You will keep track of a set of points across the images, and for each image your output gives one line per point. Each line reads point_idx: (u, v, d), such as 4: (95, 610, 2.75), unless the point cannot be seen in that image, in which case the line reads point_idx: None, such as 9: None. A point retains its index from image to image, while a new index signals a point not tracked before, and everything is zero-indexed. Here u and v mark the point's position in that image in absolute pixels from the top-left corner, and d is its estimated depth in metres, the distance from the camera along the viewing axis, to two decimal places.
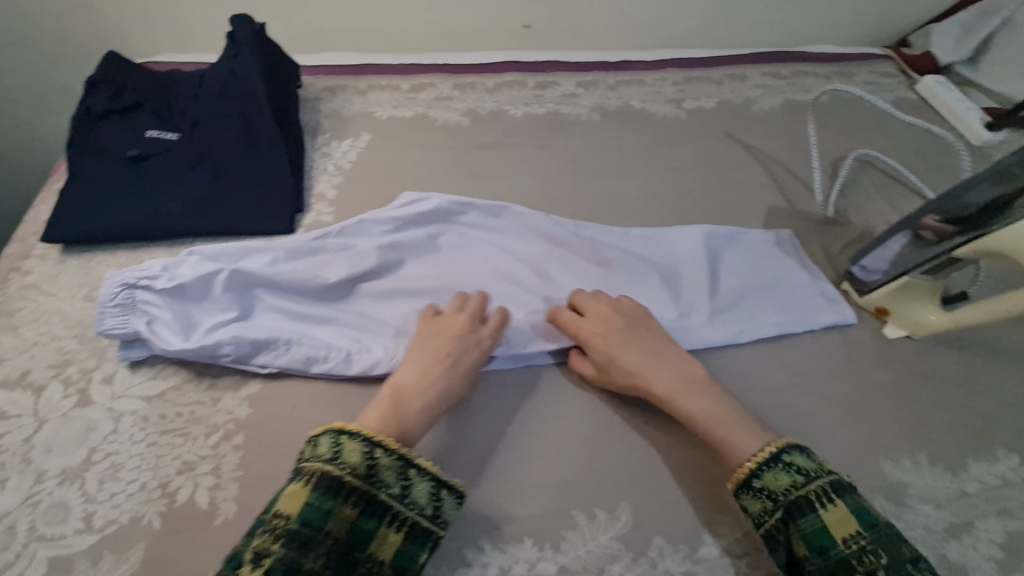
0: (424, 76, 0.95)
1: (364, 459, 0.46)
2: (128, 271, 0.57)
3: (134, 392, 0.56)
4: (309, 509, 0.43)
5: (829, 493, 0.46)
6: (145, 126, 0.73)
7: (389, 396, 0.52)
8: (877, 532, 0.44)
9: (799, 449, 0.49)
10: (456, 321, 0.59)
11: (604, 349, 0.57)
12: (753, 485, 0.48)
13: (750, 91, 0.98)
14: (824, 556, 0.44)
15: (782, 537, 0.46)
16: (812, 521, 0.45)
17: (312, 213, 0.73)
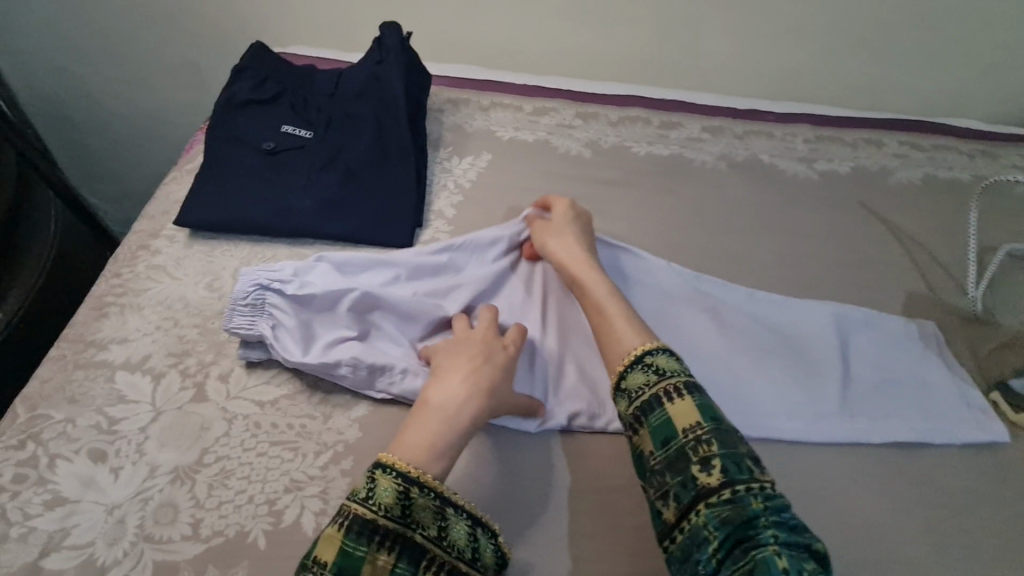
0: (547, 100, 0.93)
1: (397, 498, 0.43)
2: (261, 270, 0.57)
3: (249, 395, 0.55)
4: (346, 554, 0.40)
5: (680, 390, 0.46)
6: (281, 119, 0.73)
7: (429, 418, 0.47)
8: (717, 427, 0.44)
9: (666, 351, 0.49)
10: (478, 333, 0.55)
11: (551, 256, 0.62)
12: (619, 386, 0.49)
13: (887, 159, 0.92)
14: (665, 447, 0.44)
15: (635, 437, 0.46)
16: (659, 415, 0.45)
17: (430, 230, 0.72)
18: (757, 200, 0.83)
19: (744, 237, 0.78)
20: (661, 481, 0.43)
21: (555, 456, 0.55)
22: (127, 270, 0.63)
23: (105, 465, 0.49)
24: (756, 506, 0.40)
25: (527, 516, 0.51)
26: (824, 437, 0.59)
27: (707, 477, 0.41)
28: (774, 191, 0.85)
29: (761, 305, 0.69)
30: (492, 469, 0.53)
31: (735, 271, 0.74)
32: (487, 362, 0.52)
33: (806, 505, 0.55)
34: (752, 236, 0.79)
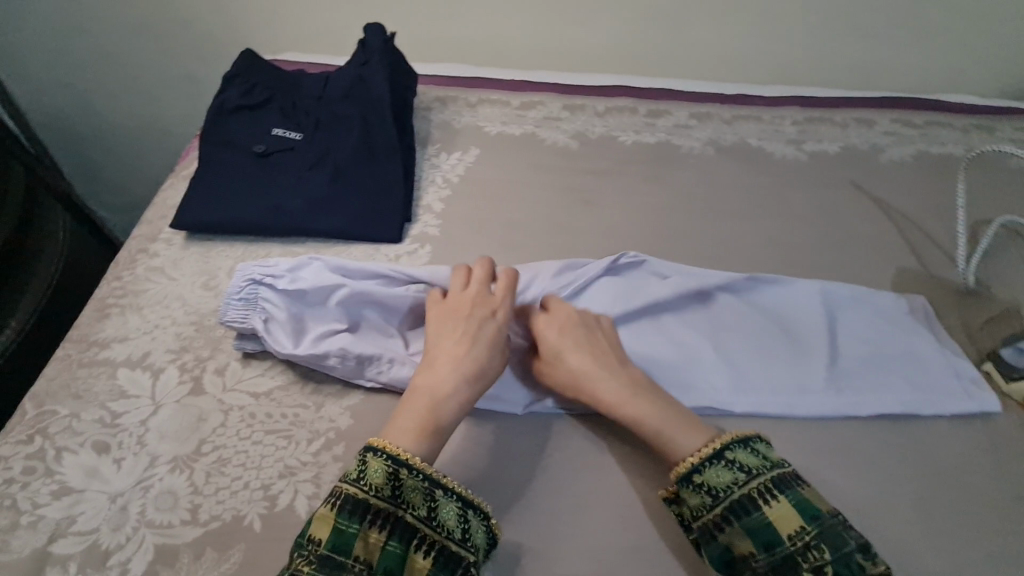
0: (534, 94, 0.94)
1: (387, 479, 0.46)
2: (255, 266, 0.59)
3: (244, 387, 0.57)
4: (339, 532, 0.43)
5: (772, 490, 0.47)
6: (273, 124, 0.76)
7: (419, 402, 0.51)
8: (822, 528, 0.45)
9: (742, 444, 0.49)
10: (467, 309, 0.56)
11: (555, 342, 0.57)
12: (693, 479, 0.48)
13: (877, 138, 0.92)
14: (770, 552, 0.45)
15: (721, 535, 0.46)
16: (758, 519, 0.46)
17: (420, 224, 0.73)
18: (745, 183, 0.84)
19: (732, 220, 0.79)
20: None
21: (543, 438, 0.56)
22: (128, 273, 0.65)
23: (108, 457, 0.51)
24: None
25: (516, 495, 0.52)
26: (807, 412, 0.59)
27: None
28: (762, 173, 0.85)
29: (755, 286, 0.67)
30: (481, 452, 0.55)
31: (724, 253, 0.75)
32: (475, 343, 0.54)
33: None
34: (740, 218, 0.79)
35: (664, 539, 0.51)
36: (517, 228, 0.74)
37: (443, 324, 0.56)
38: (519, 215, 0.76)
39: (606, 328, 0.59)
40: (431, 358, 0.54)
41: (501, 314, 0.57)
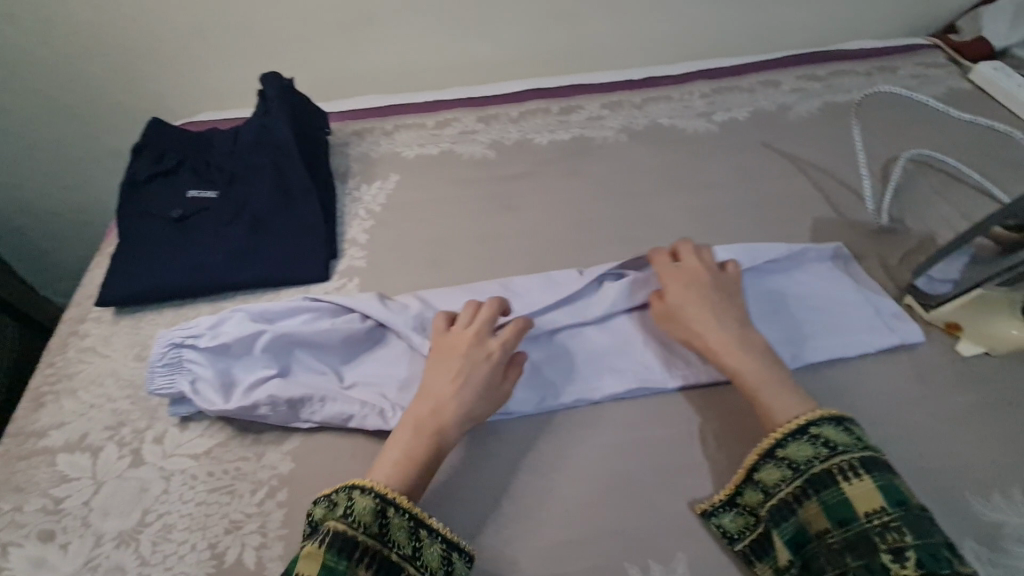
0: (449, 112, 0.95)
1: (376, 518, 0.46)
2: (176, 330, 0.59)
3: (184, 450, 0.57)
4: (326, 570, 0.42)
5: (857, 468, 0.46)
6: (188, 186, 0.77)
7: (405, 431, 0.52)
8: (907, 513, 0.43)
9: (832, 421, 0.50)
10: (464, 338, 0.56)
11: (681, 297, 0.59)
12: (776, 455, 0.50)
13: (784, 97, 0.94)
14: (845, 529, 0.45)
15: (799, 511, 0.47)
16: (834, 494, 0.46)
17: (346, 258, 0.74)
18: (661, 162, 0.85)
19: (652, 200, 0.80)
20: (842, 562, 0.44)
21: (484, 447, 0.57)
22: (60, 358, 0.66)
23: (53, 544, 0.52)
24: None
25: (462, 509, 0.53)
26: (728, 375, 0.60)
27: (900, 569, 0.41)
28: (677, 151, 0.87)
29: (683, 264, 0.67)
30: None
31: (649, 233, 0.76)
32: (467, 379, 0.54)
33: (730, 443, 0.56)
34: (660, 197, 0.80)
35: (609, 525, 0.51)
36: (443, 245, 0.75)
37: (441, 357, 0.56)
38: (444, 233, 0.77)
39: (732, 297, 0.59)
40: (426, 386, 0.54)
41: (502, 343, 0.56)
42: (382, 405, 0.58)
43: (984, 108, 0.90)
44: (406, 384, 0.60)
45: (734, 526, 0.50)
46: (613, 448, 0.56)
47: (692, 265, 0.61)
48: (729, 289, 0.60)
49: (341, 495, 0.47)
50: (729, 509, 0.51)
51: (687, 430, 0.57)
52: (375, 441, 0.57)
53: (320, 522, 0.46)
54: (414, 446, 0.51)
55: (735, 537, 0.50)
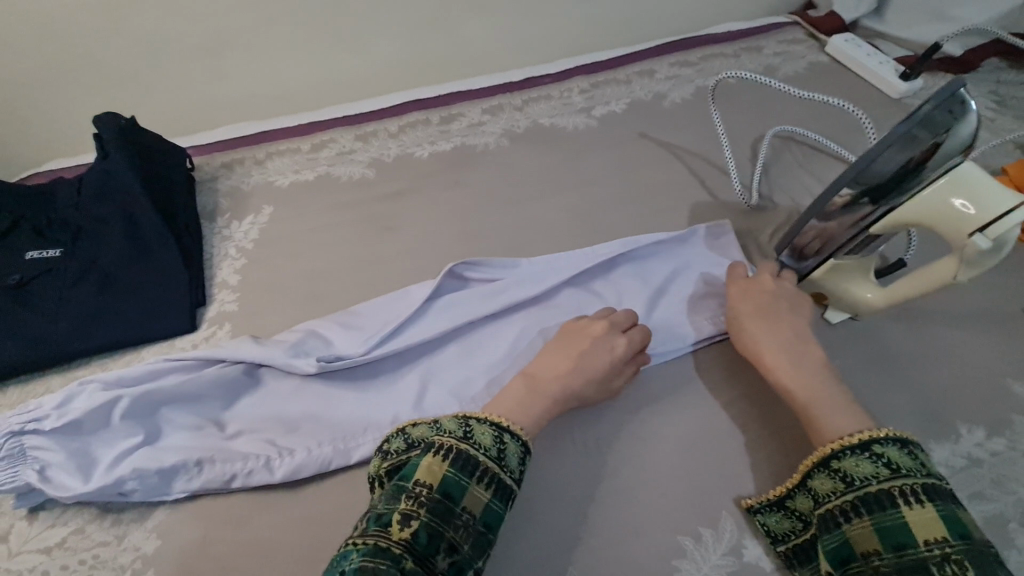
0: (324, 133, 0.91)
1: (494, 442, 0.49)
2: (12, 416, 0.52)
3: (32, 546, 0.52)
4: (449, 481, 0.45)
5: (919, 494, 0.43)
6: (26, 245, 0.69)
7: (513, 394, 0.54)
8: (970, 547, 0.40)
9: (896, 443, 0.47)
10: (598, 327, 0.59)
11: (740, 307, 0.60)
12: (831, 466, 0.48)
13: (659, 85, 0.96)
14: (898, 554, 0.42)
15: (847, 525, 0.45)
16: (893, 517, 0.43)
17: (216, 303, 0.69)
18: (543, 164, 0.85)
19: (535, 204, 0.79)
20: None
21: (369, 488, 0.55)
22: None
23: None
24: None
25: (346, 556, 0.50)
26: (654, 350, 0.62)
27: None
28: (558, 150, 0.86)
29: (556, 262, 0.68)
30: (304, 526, 0.52)
31: (532, 239, 0.75)
32: (584, 360, 0.56)
33: (614, 444, 0.57)
34: (542, 200, 0.80)
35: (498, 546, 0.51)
36: (321, 277, 0.72)
37: (574, 335, 0.59)
38: (323, 263, 0.73)
39: (795, 300, 0.60)
40: (548, 360, 0.57)
41: (627, 344, 0.58)
42: (268, 456, 0.54)
43: (841, 79, 0.95)
44: (293, 425, 0.57)
45: (779, 530, 0.51)
46: None
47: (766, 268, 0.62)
48: (793, 290, 0.61)
49: (456, 419, 0.50)
50: (774, 510, 0.51)
51: (573, 437, 0.57)
52: (252, 499, 0.54)
53: (436, 439, 0.48)
54: (530, 397, 0.53)
55: (779, 539, 0.50)
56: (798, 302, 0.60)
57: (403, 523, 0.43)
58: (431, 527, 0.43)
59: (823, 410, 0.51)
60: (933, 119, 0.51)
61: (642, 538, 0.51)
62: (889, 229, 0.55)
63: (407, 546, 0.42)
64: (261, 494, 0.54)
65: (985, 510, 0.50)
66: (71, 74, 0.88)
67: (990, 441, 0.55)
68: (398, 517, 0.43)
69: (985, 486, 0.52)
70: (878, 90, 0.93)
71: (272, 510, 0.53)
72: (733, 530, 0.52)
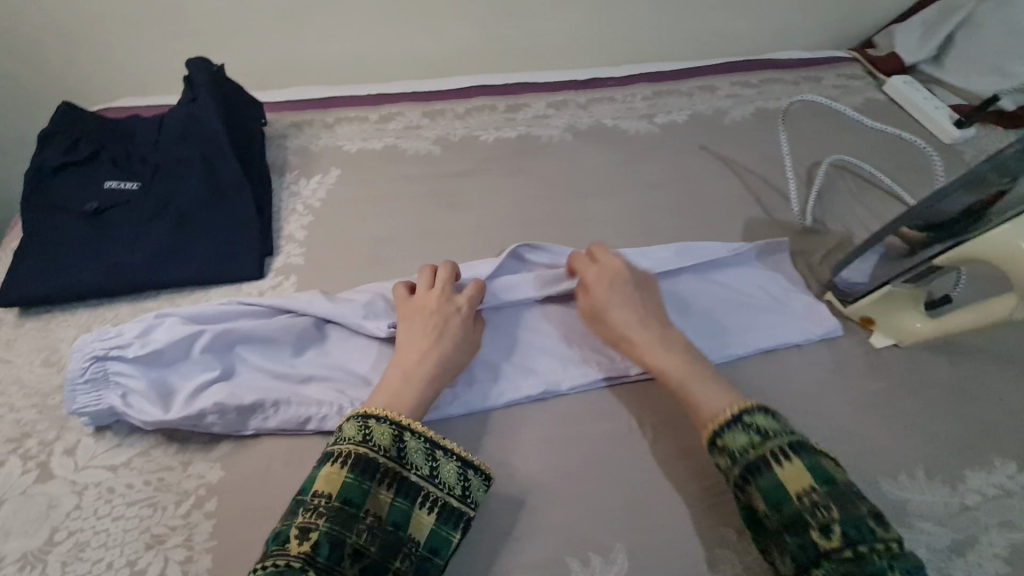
0: (392, 106, 0.93)
1: (393, 442, 0.48)
2: (95, 341, 0.54)
3: (98, 463, 0.53)
4: (348, 488, 0.46)
5: (786, 451, 0.48)
6: (105, 176, 0.71)
7: (387, 387, 0.53)
8: (831, 490, 0.46)
9: (759, 409, 0.51)
10: (430, 297, 0.59)
11: (602, 297, 0.61)
12: (716, 444, 0.51)
13: (720, 101, 0.98)
14: (781, 512, 0.46)
15: (743, 495, 0.48)
16: (769, 478, 0.47)
17: (283, 255, 0.71)
18: (604, 162, 0.87)
19: (596, 200, 0.82)
20: (783, 543, 0.45)
21: None
22: None
23: None
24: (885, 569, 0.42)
25: None
26: (761, 346, 0.64)
27: (829, 543, 0.44)
28: (620, 151, 0.89)
29: None
30: None
31: (591, 232, 0.78)
32: (446, 333, 0.57)
33: (664, 434, 0.59)
34: (601, 197, 0.82)
35: (549, 515, 0.53)
36: (386, 244, 0.74)
37: (412, 314, 0.58)
38: (387, 230, 0.75)
39: (648, 292, 0.62)
40: (404, 342, 0.56)
41: (467, 299, 0.60)
42: (340, 404, 0.56)
43: (896, 119, 0.97)
44: (360, 380, 0.58)
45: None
46: (554, 442, 0.57)
47: (608, 264, 0.64)
48: (644, 284, 0.63)
49: (354, 423, 0.49)
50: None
51: (623, 422, 0.59)
52: (313, 444, 0.55)
53: (336, 447, 0.48)
54: (405, 380, 0.53)
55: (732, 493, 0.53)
56: (653, 296, 0.62)
57: (301, 538, 0.43)
58: (332, 536, 0.44)
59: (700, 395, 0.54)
60: (1007, 167, 0.56)
61: (689, 526, 0.53)
62: (950, 263, 0.57)
63: (308, 557, 0.43)
64: (322, 440, 0.56)
65: (1013, 538, 0.53)
66: (153, 17, 0.90)
67: (1021, 476, 0.57)
68: (295, 531, 0.44)
69: (1014, 516, 0.54)
70: (930, 134, 0.96)
71: None
72: None
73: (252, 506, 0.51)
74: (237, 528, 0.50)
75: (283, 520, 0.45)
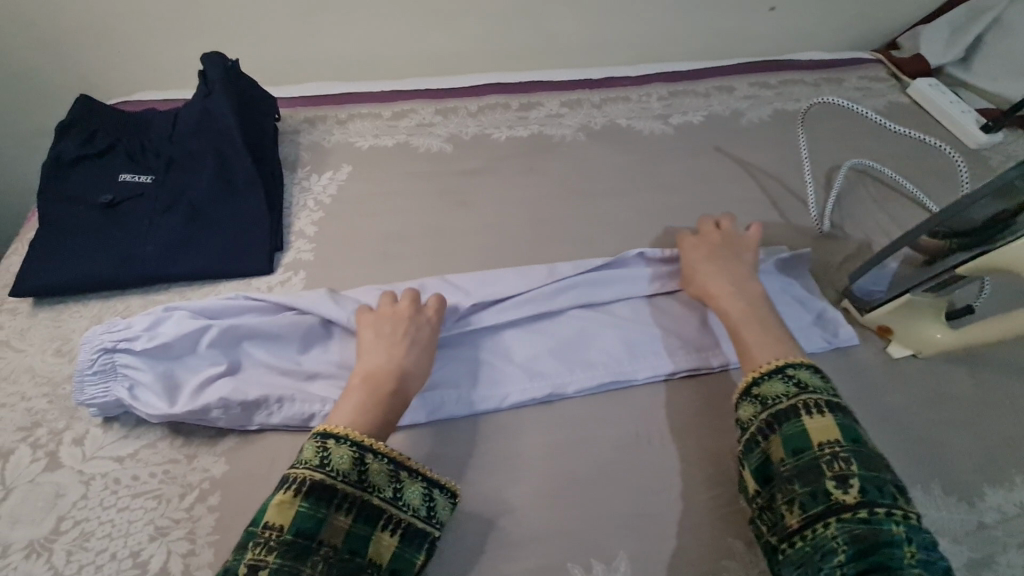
0: (405, 103, 0.92)
1: (354, 464, 0.46)
2: (105, 333, 0.54)
3: (106, 453, 0.54)
4: (301, 518, 0.43)
5: (820, 407, 0.47)
6: (119, 168, 0.71)
7: (355, 400, 0.51)
8: (857, 450, 0.44)
9: (807, 366, 0.51)
10: (399, 308, 0.58)
11: (692, 257, 0.65)
12: (752, 392, 0.50)
13: (738, 102, 0.96)
14: (799, 458, 0.45)
15: (763, 442, 0.48)
16: (795, 425, 0.46)
17: (292, 251, 0.71)
18: (617, 163, 0.86)
19: (608, 201, 0.81)
20: (790, 488, 0.44)
21: (431, 446, 0.56)
22: None
23: None
24: (898, 533, 0.40)
25: None
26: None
27: (843, 495, 0.42)
28: (634, 152, 0.87)
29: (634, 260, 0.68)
30: None
31: (602, 233, 0.77)
32: (414, 345, 0.56)
33: (671, 441, 0.58)
34: (613, 197, 0.81)
35: (551, 523, 0.52)
36: (395, 241, 0.74)
37: (378, 324, 0.57)
38: (397, 228, 0.75)
39: (741, 257, 0.65)
40: (369, 353, 0.55)
41: (434, 312, 0.59)
42: None
43: (920, 123, 0.95)
44: None
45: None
46: (557, 446, 0.57)
47: (708, 232, 0.68)
48: (738, 250, 0.65)
49: (311, 445, 0.46)
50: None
51: (630, 428, 0.58)
52: None
53: (289, 473, 0.45)
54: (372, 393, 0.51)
55: None
56: (744, 258, 0.65)
57: (251, 575, 0.40)
58: (286, 570, 0.41)
59: (757, 345, 0.54)
60: None
61: (693, 536, 0.52)
62: (973, 274, 0.56)
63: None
64: None
65: None
66: (172, 12, 0.90)
67: None
68: (245, 569, 0.41)
69: None
70: (956, 138, 0.93)
71: None
72: None
73: (255, 501, 0.51)
74: (240, 523, 0.50)
75: (232, 555, 0.42)
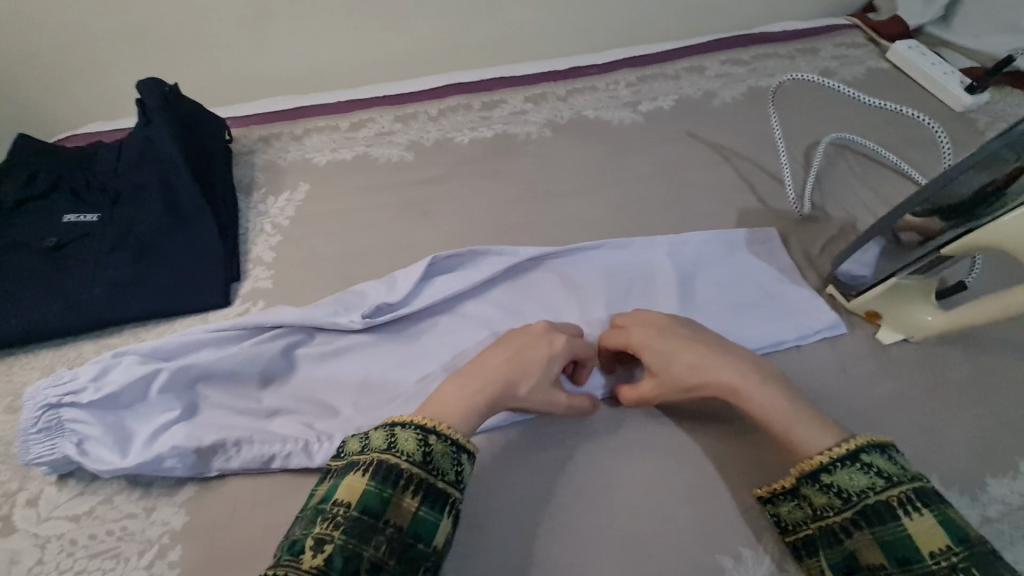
0: (362, 112, 0.89)
1: (419, 446, 0.43)
2: (48, 388, 0.52)
3: (61, 513, 0.51)
4: (369, 495, 0.41)
5: (914, 500, 0.42)
6: (64, 208, 0.69)
7: (445, 399, 0.48)
8: (972, 551, 0.39)
9: (880, 449, 0.45)
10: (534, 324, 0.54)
11: (657, 352, 0.53)
12: (820, 479, 0.45)
13: (709, 82, 0.92)
14: (907, 569, 0.40)
15: (848, 539, 0.43)
16: (894, 530, 0.41)
17: (250, 280, 0.69)
18: (585, 157, 0.82)
19: (578, 199, 0.77)
20: None
21: None
22: None
23: None
24: None
25: None
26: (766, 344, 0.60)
27: None
28: (602, 144, 0.84)
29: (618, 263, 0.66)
30: None
31: (573, 233, 0.73)
32: (526, 363, 0.51)
33: (651, 453, 0.55)
34: (583, 194, 0.78)
35: (527, 551, 0.49)
36: (357, 261, 0.71)
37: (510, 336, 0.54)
38: (358, 246, 0.72)
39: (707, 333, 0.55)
40: (481, 359, 0.52)
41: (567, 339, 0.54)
42: (306, 440, 0.53)
43: (901, 89, 0.91)
44: (326, 408, 0.56)
45: (791, 518, 0.48)
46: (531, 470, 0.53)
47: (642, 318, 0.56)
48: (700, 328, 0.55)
49: (381, 432, 0.45)
50: (789, 498, 0.48)
51: (608, 440, 0.55)
52: (280, 482, 0.53)
53: (362, 457, 0.43)
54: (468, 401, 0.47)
55: (789, 528, 0.48)
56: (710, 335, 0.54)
57: (315, 550, 0.38)
58: (348, 550, 0.38)
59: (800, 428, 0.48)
60: None
61: (681, 551, 0.49)
62: (963, 252, 0.52)
63: (320, 573, 0.37)
64: (290, 478, 0.53)
65: None
66: (112, 35, 0.87)
67: None
68: (311, 542, 0.38)
69: None
70: (940, 102, 0.89)
71: (299, 493, 0.52)
72: (775, 553, 0.49)
73: (216, 554, 0.49)
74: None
75: (295, 533, 0.40)
